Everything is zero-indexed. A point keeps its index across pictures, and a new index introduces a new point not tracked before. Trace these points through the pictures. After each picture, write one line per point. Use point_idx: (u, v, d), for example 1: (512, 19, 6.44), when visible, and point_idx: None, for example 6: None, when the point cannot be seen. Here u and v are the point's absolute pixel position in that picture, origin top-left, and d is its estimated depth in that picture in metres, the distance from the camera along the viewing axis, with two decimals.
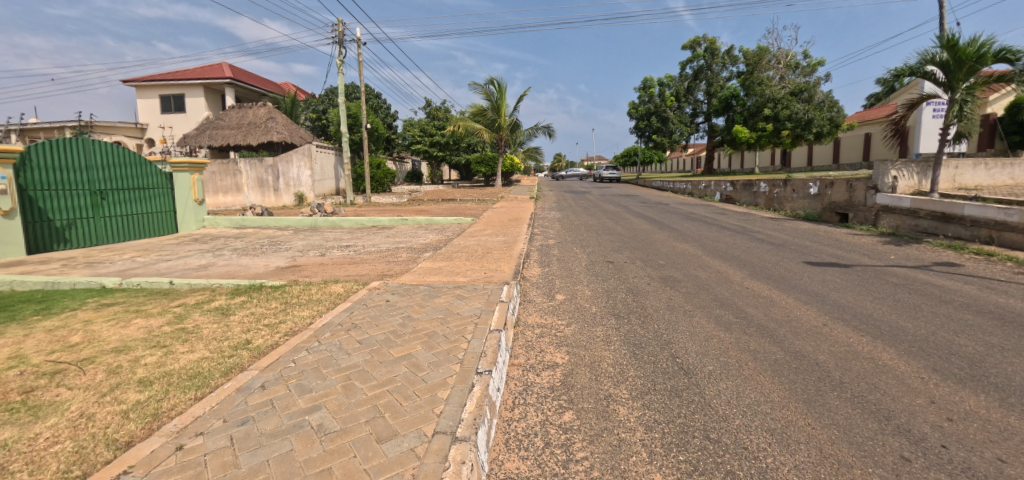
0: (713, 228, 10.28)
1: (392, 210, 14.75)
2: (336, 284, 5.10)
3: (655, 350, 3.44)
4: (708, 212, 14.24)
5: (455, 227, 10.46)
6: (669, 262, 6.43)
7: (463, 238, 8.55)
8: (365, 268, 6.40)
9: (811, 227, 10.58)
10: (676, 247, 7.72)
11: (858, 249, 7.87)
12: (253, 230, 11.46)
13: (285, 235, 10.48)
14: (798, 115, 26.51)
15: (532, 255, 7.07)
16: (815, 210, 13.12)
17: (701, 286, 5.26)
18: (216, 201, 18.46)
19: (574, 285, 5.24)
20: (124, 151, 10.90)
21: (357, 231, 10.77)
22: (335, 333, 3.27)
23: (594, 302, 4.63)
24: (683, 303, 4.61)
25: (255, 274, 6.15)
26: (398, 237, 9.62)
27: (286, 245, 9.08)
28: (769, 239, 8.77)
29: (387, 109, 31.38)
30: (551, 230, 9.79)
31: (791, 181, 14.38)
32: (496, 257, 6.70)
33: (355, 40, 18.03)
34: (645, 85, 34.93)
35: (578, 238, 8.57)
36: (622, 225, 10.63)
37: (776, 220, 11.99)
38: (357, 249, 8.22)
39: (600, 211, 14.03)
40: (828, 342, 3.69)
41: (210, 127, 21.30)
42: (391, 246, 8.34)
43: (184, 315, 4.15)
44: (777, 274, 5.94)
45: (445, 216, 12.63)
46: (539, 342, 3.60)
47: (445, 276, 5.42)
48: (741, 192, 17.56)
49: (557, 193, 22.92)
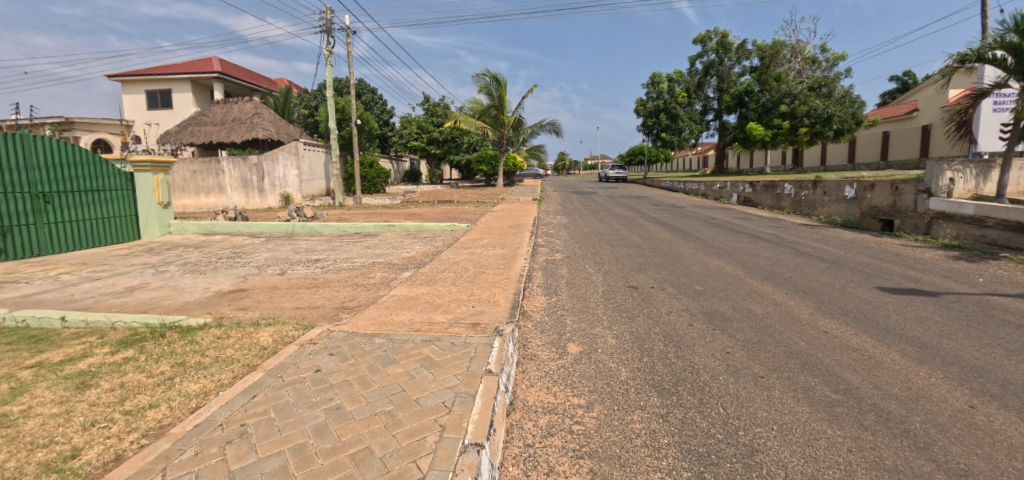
0: (744, 237, 8.92)
1: (381, 213, 13.44)
2: (270, 326, 3.79)
3: (738, 474, 2.08)
4: (730, 216, 12.90)
5: (447, 236, 9.17)
6: (709, 288, 5.12)
7: (454, 251, 7.24)
8: (325, 294, 5.08)
9: (856, 236, 9.19)
10: (710, 264, 6.39)
11: (931, 267, 6.48)
12: (221, 237, 10.21)
13: (253, 244, 9.23)
14: (817, 111, 25.00)
15: (535, 275, 5.74)
16: (852, 215, 11.71)
17: (762, 329, 3.93)
18: (197, 202, 17.60)
19: (591, 327, 3.91)
20: (71, 149, 9.58)
21: (337, 239, 9.47)
22: (202, 453, 1.94)
23: (621, 358, 3.29)
24: (749, 364, 3.24)
25: (182, 305, 4.82)
26: (380, 248, 8.32)
27: (248, 257, 7.80)
28: (816, 251, 7.39)
29: (384, 106, 30.15)
30: (557, 239, 8.45)
31: (822, 183, 13.01)
32: (489, 280, 5.35)
33: (343, 29, 16.73)
34: (654, 81, 33.56)
35: (589, 251, 7.25)
36: (638, 232, 9.29)
37: (810, 227, 10.59)
38: (325, 265, 6.88)
39: (611, 215, 12.69)
40: (1006, 452, 2.29)
41: (193, 123, 20.00)
42: (368, 262, 7.02)
43: (22, 390, 2.81)
44: (853, 307, 4.58)
45: (439, 222, 11.35)
46: (546, 453, 2.23)
47: (417, 314, 4.08)
48: (763, 193, 16.18)
49: (563, 194, 21.60)
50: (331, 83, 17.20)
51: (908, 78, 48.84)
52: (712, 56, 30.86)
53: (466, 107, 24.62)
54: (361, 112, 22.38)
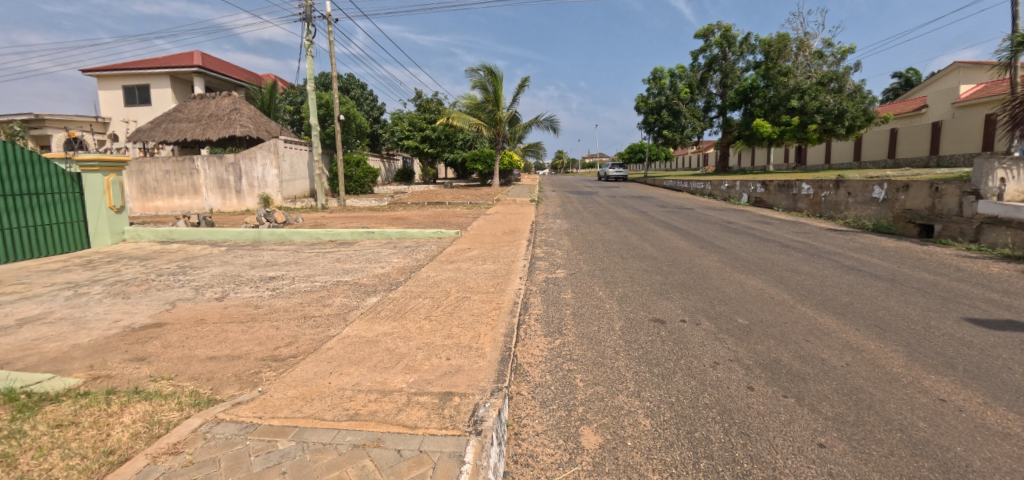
0: (772, 245, 7.80)
1: (363, 217, 12.28)
2: (143, 402, 2.60)
3: None
4: (745, 219, 11.83)
5: (432, 245, 8.04)
6: (758, 322, 4.00)
7: (437, 267, 6.10)
8: (258, 333, 3.89)
9: (898, 244, 8.06)
10: (746, 285, 5.25)
11: (1012, 287, 5.34)
12: (178, 247, 9.02)
13: (210, 256, 8.05)
14: (828, 107, 23.84)
15: (532, 302, 4.57)
16: (883, 219, 10.60)
17: (852, 396, 2.78)
18: (171, 204, 16.48)
19: (610, 395, 2.75)
20: (4, 147, 8.27)
21: (306, 249, 8.28)
22: None
23: (664, 465, 2.12)
24: (864, 474, 2.09)
25: (63, 353, 3.63)
26: (351, 260, 7.12)
27: (196, 274, 6.61)
28: (865, 266, 6.26)
29: (374, 102, 28.99)
30: (557, 250, 7.29)
31: (845, 183, 11.96)
32: (474, 311, 4.19)
33: (324, 16, 15.45)
34: (656, 77, 32.39)
35: (596, 266, 6.10)
36: (650, 240, 8.16)
37: (841, 232, 9.46)
38: (278, 285, 5.67)
39: (616, 218, 11.55)
40: None
41: (167, 120, 18.67)
42: (331, 280, 5.81)
43: None
44: (956, 353, 3.44)
45: (425, 227, 10.20)
46: None
47: (366, 373, 2.91)
48: (776, 194, 15.12)
49: (562, 194, 20.59)
50: (312, 78, 16.02)
51: (911, 75, 48.15)
52: (716, 50, 29.71)
53: (459, 103, 23.44)
54: (346, 108, 21.11)
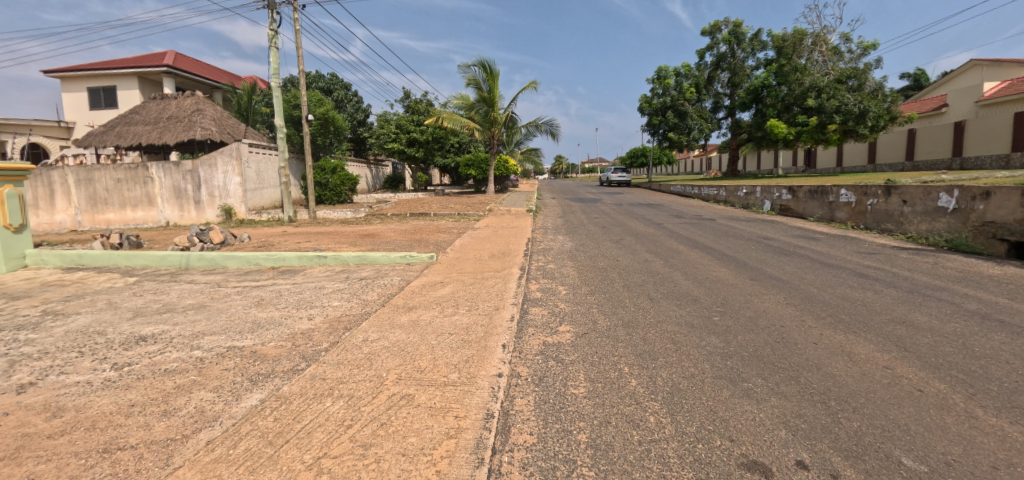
0: (844, 275, 5.89)
1: (329, 233, 10.39)
2: None
3: None
4: (782, 232, 9.96)
5: (395, 277, 6.17)
6: (951, 475, 2.07)
7: (384, 324, 4.12)
8: None
9: (1003, 270, 6.16)
10: (859, 359, 3.32)
11: None
12: (79, 278, 7.10)
13: (109, 292, 6.14)
14: (848, 106, 21.96)
15: (521, 409, 2.62)
16: (954, 232, 8.71)
17: None
18: (123, 217, 14.56)
19: None
20: None
21: (233, 282, 6.37)
22: None
23: None
24: None
25: None
26: (278, 303, 5.17)
27: (50, 327, 4.66)
28: (1006, 314, 4.30)
29: (359, 103, 27.21)
30: (561, 285, 5.37)
31: (899, 189, 10.09)
32: (414, 444, 2.25)
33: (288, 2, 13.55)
34: (660, 76, 30.47)
35: (621, 319, 4.14)
36: (681, 268, 6.23)
37: (915, 251, 7.56)
38: (139, 357, 3.71)
39: (629, 234, 9.63)
40: None
41: (122, 122, 16.78)
42: (222, 346, 3.85)
43: None
44: None
45: (395, 248, 8.31)
46: None
47: None
48: (807, 201, 13.27)
49: (562, 202, 18.77)
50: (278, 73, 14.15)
51: (918, 75, 46.80)
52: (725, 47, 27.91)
53: (450, 102, 21.60)
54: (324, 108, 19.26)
